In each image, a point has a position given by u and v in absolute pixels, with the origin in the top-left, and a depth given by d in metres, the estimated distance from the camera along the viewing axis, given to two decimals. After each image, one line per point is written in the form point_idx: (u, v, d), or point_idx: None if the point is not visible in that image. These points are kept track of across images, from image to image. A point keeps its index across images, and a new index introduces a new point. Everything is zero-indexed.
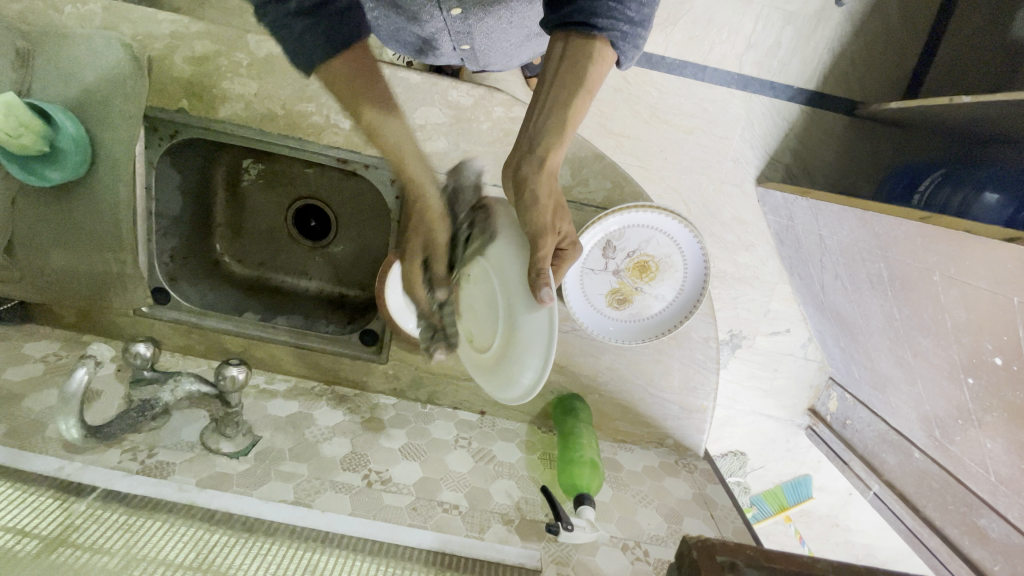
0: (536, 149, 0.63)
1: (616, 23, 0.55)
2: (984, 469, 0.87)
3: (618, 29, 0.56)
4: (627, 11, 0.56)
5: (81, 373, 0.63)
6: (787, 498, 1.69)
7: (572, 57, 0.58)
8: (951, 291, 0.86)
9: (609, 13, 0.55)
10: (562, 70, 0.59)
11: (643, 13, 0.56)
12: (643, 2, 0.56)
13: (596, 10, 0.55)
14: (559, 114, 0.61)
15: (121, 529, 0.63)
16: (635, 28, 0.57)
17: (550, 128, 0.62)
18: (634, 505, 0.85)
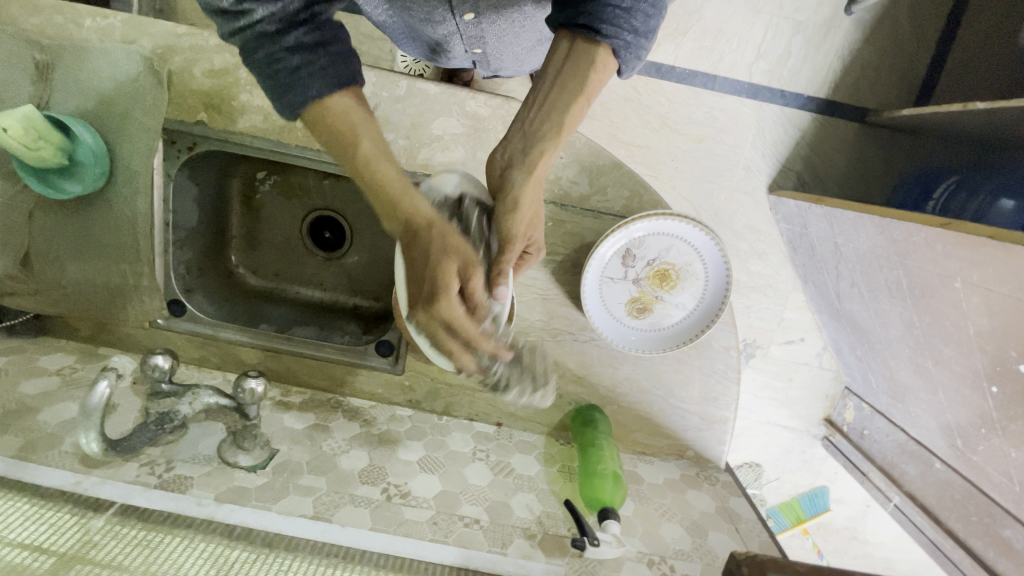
0: (530, 152, 0.61)
1: (621, 31, 0.55)
2: (1008, 479, 0.86)
3: (621, 38, 0.55)
4: (633, 20, 0.55)
5: (103, 386, 0.63)
6: (804, 510, 1.67)
7: (576, 58, 0.57)
8: (972, 299, 0.84)
9: (615, 21, 0.54)
10: (562, 74, 0.58)
11: (649, 24, 0.56)
12: (650, 14, 0.56)
13: (602, 15, 0.54)
14: (554, 116, 0.59)
15: (139, 545, 0.62)
16: (639, 39, 0.56)
17: (546, 129, 0.60)
18: (658, 519, 0.84)
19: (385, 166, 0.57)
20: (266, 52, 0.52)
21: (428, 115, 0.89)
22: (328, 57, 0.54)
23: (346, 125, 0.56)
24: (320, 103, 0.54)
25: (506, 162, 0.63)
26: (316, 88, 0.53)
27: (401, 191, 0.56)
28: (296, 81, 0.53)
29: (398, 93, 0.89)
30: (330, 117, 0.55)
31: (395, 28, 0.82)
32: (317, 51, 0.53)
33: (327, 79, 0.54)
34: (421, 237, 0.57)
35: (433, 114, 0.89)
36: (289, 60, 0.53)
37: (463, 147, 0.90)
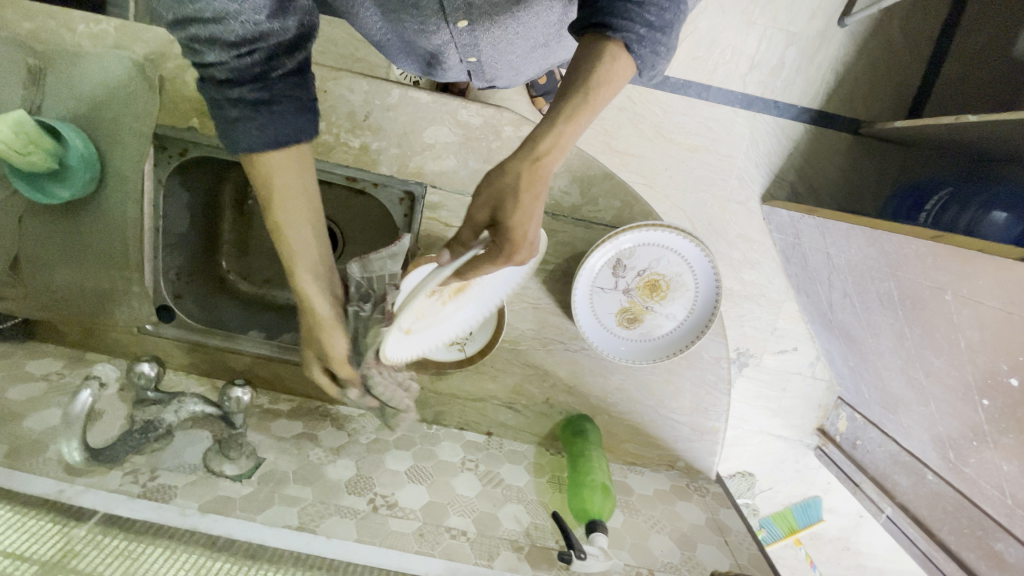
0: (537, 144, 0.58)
1: (633, 25, 0.50)
2: (999, 492, 0.85)
3: (634, 32, 0.51)
4: (646, 14, 0.51)
5: (85, 396, 0.62)
6: (797, 520, 1.66)
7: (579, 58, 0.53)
8: (964, 311, 0.85)
9: (626, 14, 0.50)
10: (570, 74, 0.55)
11: (664, 18, 0.51)
12: (665, 8, 0.52)
13: (612, 9, 0.50)
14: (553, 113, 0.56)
15: (120, 556, 0.61)
16: (655, 33, 0.51)
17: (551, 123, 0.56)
18: (647, 531, 0.83)
19: (294, 235, 0.64)
20: (211, 94, 0.54)
21: (420, 123, 0.89)
22: (269, 116, 0.55)
23: (269, 192, 0.61)
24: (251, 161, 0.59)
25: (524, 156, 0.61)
26: (248, 143, 0.56)
27: (302, 269, 0.66)
28: (233, 132, 0.55)
29: (390, 101, 0.89)
30: (261, 176, 0.60)
31: (392, 45, 0.83)
32: (258, 108, 0.55)
33: (261, 138, 0.56)
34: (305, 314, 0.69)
35: (425, 122, 0.89)
36: (228, 109, 0.55)
37: (455, 156, 0.90)
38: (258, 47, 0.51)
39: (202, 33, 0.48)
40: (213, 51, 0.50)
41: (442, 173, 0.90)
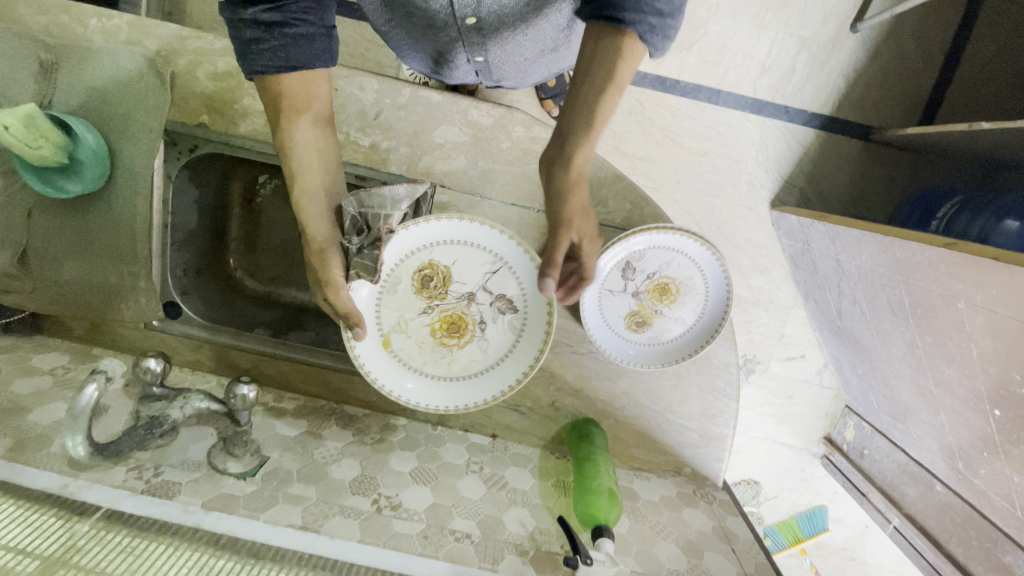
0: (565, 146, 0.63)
1: (645, 16, 0.51)
2: (1011, 504, 0.84)
3: (646, 22, 0.52)
4: (656, 2, 0.51)
5: (92, 389, 0.62)
6: (802, 529, 1.63)
7: (601, 54, 0.55)
8: (976, 320, 0.83)
9: (637, 6, 0.51)
10: (590, 69, 0.57)
11: (673, 5, 0.52)
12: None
13: (623, 3, 0.51)
14: (585, 111, 0.59)
15: (123, 552, 0.61)
16: (666, 21, 0.52)
17: (575, 126, 0.61)
18: (653, 537, 0.82)
19: (298, 155, 0.73)
20: (234, 20, 0.61)
21: (430, 123, 0.89)
22: (280, 39, 0.62)
23: (275, 117, 0.70)
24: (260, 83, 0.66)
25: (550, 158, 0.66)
26: (262, 65, 0.63)
27: (302, 186, 0.75)
28: (252, 53, 0.63)
29: (401, 101, 0.89)
30: (269, 101, 0.68)
31: (400, 40, 0.83)
32: (271, 30, 0.61)
33: (274, 59, 0.63)
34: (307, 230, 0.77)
35: (435, 122, 0.89)
36: (246, 33, 0.62)
37: (464, 155, 0.89)
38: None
39: None
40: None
41: (452, 172, 0.90)
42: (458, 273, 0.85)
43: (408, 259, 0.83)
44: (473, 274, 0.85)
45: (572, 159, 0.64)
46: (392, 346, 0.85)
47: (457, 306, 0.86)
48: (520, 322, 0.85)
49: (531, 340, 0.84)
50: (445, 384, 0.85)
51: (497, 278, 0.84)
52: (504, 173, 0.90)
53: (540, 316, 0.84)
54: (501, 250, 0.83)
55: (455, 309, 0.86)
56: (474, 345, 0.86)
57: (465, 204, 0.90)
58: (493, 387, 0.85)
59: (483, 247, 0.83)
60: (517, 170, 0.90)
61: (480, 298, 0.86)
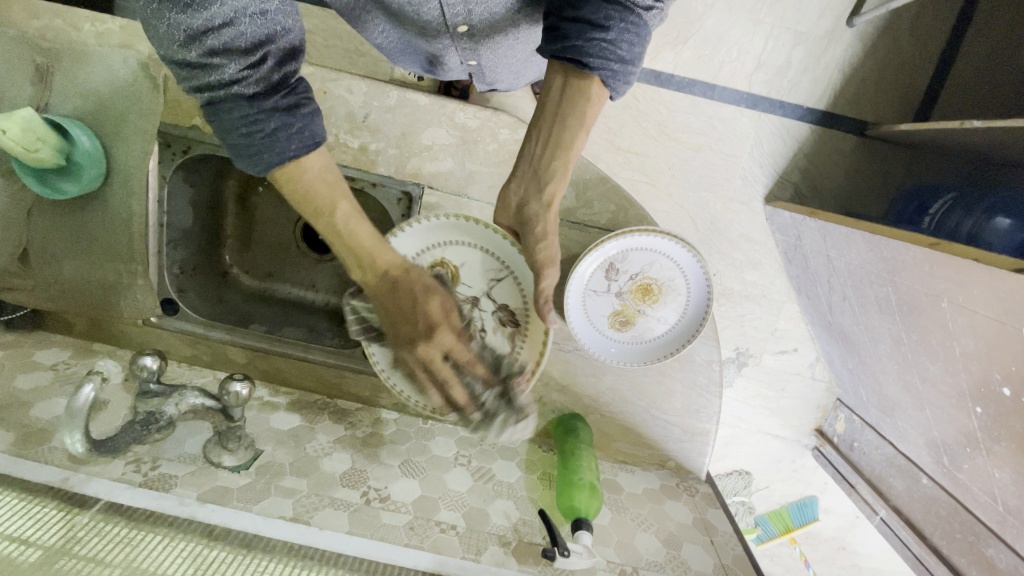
0: (544, 186, 0.66)
1: (607, 62, 0.56)
2: (992, 499, 0.86)
3: (608, 68, 0.57)
4: (619, 49, 0.56)
5: (87, 390, 0.64)
6: (793, 519, 1.66)
7: (572, 95, 0.60)
8: (959, 319, 0.85)
9: (600, 53, 0.56)
10: (562, 111, 0.62)
11: (634, 52, 0.57)
12: (635, 42, 0.57)
13: (588, 49, 0.55)
14: (562, 153, 0.64)
15: (121, 542, 0.65)
16: (627, 67, 0.58)
17: (554, 167, 0.65)
18: (634, 529, 0.85)
19: (356, 226, 0.61)
20: (240, 113, 0.53)
21: (418, 125, 0.90)
22: (302, 118, 0.55)
23: (321, 195, 0.59)
24: (295, 164, 0.57)
25: (521, 199, 0.69)
26: (292, 149, 0.55)
27: (378, 246, 0.62)
28: (270, 143, 0.54)
29: (389, 103, 0.90)
30: (302, 180, 0.58)
31: (391, 47, 0.84)
32: (291, 110, 0.54)
33: (301, 141, 0.55)
34: (401, 283, 0.63)
35: (423, 124, 0.90)
36: (266, 122, 0.53)
37: (452, 157, 0.91)
38: (270, 49, 0.52)
39: (220, 43, 0.48)
40: (233, 62, 0.50)
41: (439, 174, 0.91)
42: (466, 275, 0.90)
43: (424, 253, 0.88)
44: (479, 279, 0.90)
45: (550, 201, 0.68)
46: None
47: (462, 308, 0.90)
48: (520, 335, 0.89)
49: (530, 351, 0.87)
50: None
51: (501, 287, 0.90)
52: (490, 175, 0.91)
53: (538, 331, 0.87)
54: (509, 258, 0.88)
55: None
56: None
57: (452, 205, 0.92)
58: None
59: (494, 254, 0.89)
60: (503, 172, 0.91)
61: (483, 306, 0.91)
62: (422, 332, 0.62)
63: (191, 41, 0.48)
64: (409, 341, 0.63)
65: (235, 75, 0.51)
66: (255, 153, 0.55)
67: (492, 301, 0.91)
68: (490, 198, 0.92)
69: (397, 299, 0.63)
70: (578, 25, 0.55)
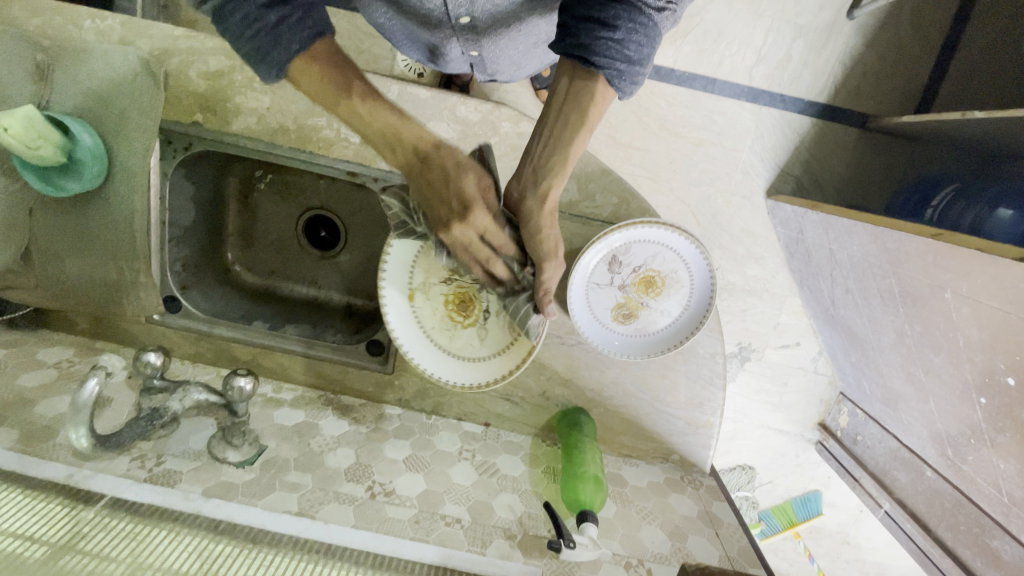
0: (539, 179, 0.63)
1: (613, 62, 0.56)
2: (996, 489, 0.86)
3: (615, 68, 0.56)
4: (626, 50, 0.55)
5: (92, 384, 0.64)
6: (796, 513, 1.64)
7: (576, 94, 0.59)
8: (962, 310, 0.85)
9: (607, 52, 0.55)
10: (566, 107, 0.60)
11: (642, 53, 0.56)
12: (644, 43, 0.56)
13: (595, 47, 0.55)
14: (561, 148, 0.61)
15: (127, 538, 0.65)
16: (634, 67, 0.57)
17: (552, 159, 0.62)
18: (639, 522, 0.85)
19: (378, 107, 0.57)
20: (243, 14, 0.49)
21: (418, 119, 0.90)
22: (304, 9, 0.52)
23: (333, 79, 0.56)
24: (306, 56, 0.54)
25: (519, 194, 0.65)
26: (299, 41, 0.52)
27: (403, 124, 0.58)
28: (278, 38, 0.51)
29: (389, 97, 0.90)
30: (315, 72, 0.55)
31: (394, 31, 0.83)
32: (291, 4, 0.51)
33: (306, 34, 0.52)
34: (430, 162, 0.59)
35: (424, 118, 0.90)
36: (268, 17, 0.50)
37: None
38: None
39: None
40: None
41: None
42: None
43: None
44: None
45: (546, 197, 0.63)
46: (415, 303, 0.88)
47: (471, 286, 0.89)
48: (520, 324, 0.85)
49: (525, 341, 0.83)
50: (445, 356, 0.88)
51: None
52: None
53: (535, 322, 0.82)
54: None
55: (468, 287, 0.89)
56: (474, 330, 0.88)
57: None
58: (485, 374, 0.86)
59: None
60: (505, 166, 0.91)
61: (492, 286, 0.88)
62: (457, 213, 0.60)
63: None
64: (444, 222, 0.61)
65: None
66: (264, 58, 0.52)
67: None
68: None
69: (427, 177, 0.60)
70: (588, 24, 0.55)
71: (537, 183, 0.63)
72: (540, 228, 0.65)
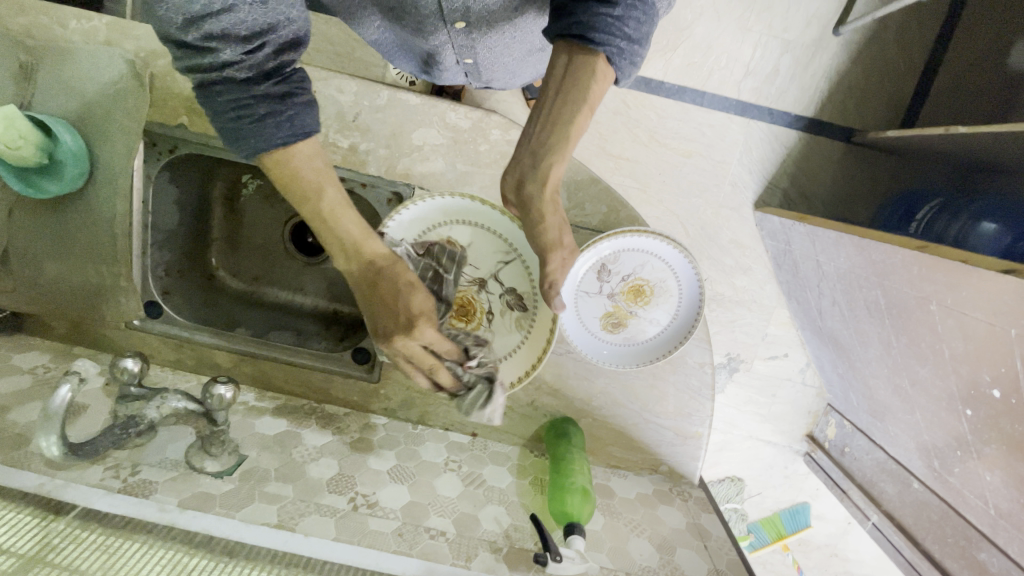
0: (539, 165, 0.64)
1: (614, 38, 0.55)
2: (983, 502, 0.86)
3: (615, 45, 0.55)
4: (625, 27, 0.55)
5: (64, 390, 0.62)
6: (785, 526, 1.64)
7: (574, 73, 0.58)
8: (947, 322, 0.85)
9: (607, 28, 0.54)
10: (565, 86, 0.59)
11: (640, 31, 0.56)
12: (643, 21, 0.56)
13: (593, 24, 0.54)
14: (560, 129, 0.61)
15: (99, 550, 0.62)
16: (633, 45, 0.56)
17: (551, 144, 0.62)
18: (627, 534, 0.84)
19: (344, 218, 0.61)
20: (230, 97, 0.52)
21: (408, 125, 0.90)
22: (296, 107, 0.55)
23: (311, 180, 0.59)
24: (283, 151, 0.56)
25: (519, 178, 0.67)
26: (280, 138, 0.55)
27: (365, 238, 0.63)
28: (258, 130, 0.53)
29: (379, 103, 0.89)
30: (291, 165, 0.57)
31: (388, 42, 0.83)
32: (283, 101, 0.54)
33: (291, 130, 0.55)
34: (381, 279, 0.64)
35: (414, 124, 0.90)
36: (256, 108, 0.53)
37: (443, 158, 0.91)
38: (269, 39, 0.51)
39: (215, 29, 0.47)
40: (229, 48, 0.49)
41: (430, 174, 0.91)
42: (473, 255, 0.89)
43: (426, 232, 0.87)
44: (487, 260, 0.90)
45: (547, 177, 0.65)
46: None
47: (469, 289, 0.90)
48: (527, 320, 0.89)
49: (535, 339, 0.88)
50: None
51: (509, 270, 0.90)
52: (481, 177, 0.91)
53: (545, 319, 0.87)
54: (517, 243, 0.87)
55: (465, 292, 0.90)
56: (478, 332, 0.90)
57: None
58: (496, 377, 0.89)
59: (500, 236, 0.89)
60: (494, 174, 0.91)
61: (491, 287, 0.90)
62: (401, 326, 0.63)
63: (187, 28, 0.47)
64: (388, 333, 0.63)
65: (230, 60, 0.50)
66: (245, 139, 0.55)
67: (499, 283, 0.91)
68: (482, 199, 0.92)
69: (376, 288, 0.64)
70: (585, 3, 0.54)
71: (537, 168, 0.65)
72: (544, 213, 0.68)
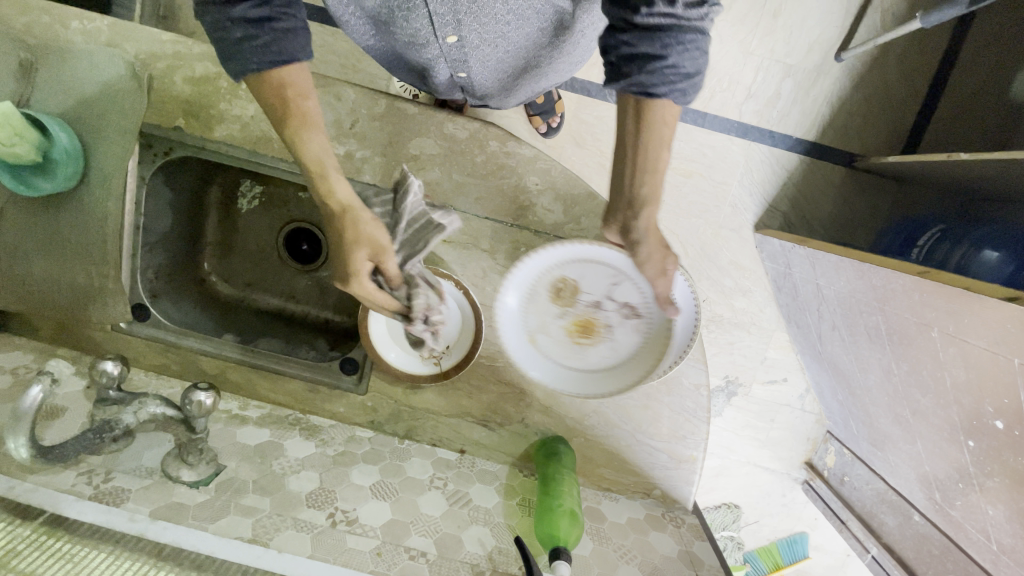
0: (639, 210, 0.69)
1: (673, 87, 0.58)
2: (985, 537, 0.83)
3: (673, 90, 0.59)
4: (681, 69, 0.57)
5: (35, 392, 0.59)
6: (782, 556, 1.57)
7: (647, 122, 0.63)
8: (949, 350, 0.83)
9: (665, 80, 0.58)
10: (639, 139, 0.65)
11: (698, 64, 0.58)
12: (699, 52, 0.57)
13: (652, 81, 0.58)
14: (648, 175, 0.66)
15: (61, 559, 0.59)
16: (692, 80, 0.59)
17: (646, 189, 0.67)
18: (616, 561, 0.81)
19: (311, 146, 0.68)
20: None
21: (405, 134, 0.89)
22: None
23: (278, 107, 0.67)
24: (258, 77, 0.64)
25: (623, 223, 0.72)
26: None
27: (328, 175, 0.69)
28: None
29: (377, 111, 0.89)
30: (264, 92, 0.66)
31: (381, 52, 0.82)
32: None
33: None
34: (339, 223, 0.69)
35: (411, 134, 0.90)
36: None
37: (439, 168, 0.90)
38: None
39: None
40: None
41: (426, 184, 0.90)
42: (586, 282, 0.85)
43: (541, 274, 0.85)
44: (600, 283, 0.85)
45: (648, 227, 0.70)
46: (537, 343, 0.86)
47: (587, 311, 0.86)
48: (645, 327, 0.85)
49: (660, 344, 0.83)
50: (566, 376, 0.86)
51: (623, 289, 0.85)
52: (477, 188, 0.90)
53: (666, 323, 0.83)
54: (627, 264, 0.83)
55: (585, 313, 0.86)
56: (604, 346, 0.86)
57: None
58: (637, 375, 0.83)
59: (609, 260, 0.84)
60: (491, 185, 0.90)
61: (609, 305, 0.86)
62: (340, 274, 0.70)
63: None
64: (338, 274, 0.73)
65: None
66: None
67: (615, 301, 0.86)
68: (477, 210, 0.90)
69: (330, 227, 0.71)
70: (636, 60, 0.57)
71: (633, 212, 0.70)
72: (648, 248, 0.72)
